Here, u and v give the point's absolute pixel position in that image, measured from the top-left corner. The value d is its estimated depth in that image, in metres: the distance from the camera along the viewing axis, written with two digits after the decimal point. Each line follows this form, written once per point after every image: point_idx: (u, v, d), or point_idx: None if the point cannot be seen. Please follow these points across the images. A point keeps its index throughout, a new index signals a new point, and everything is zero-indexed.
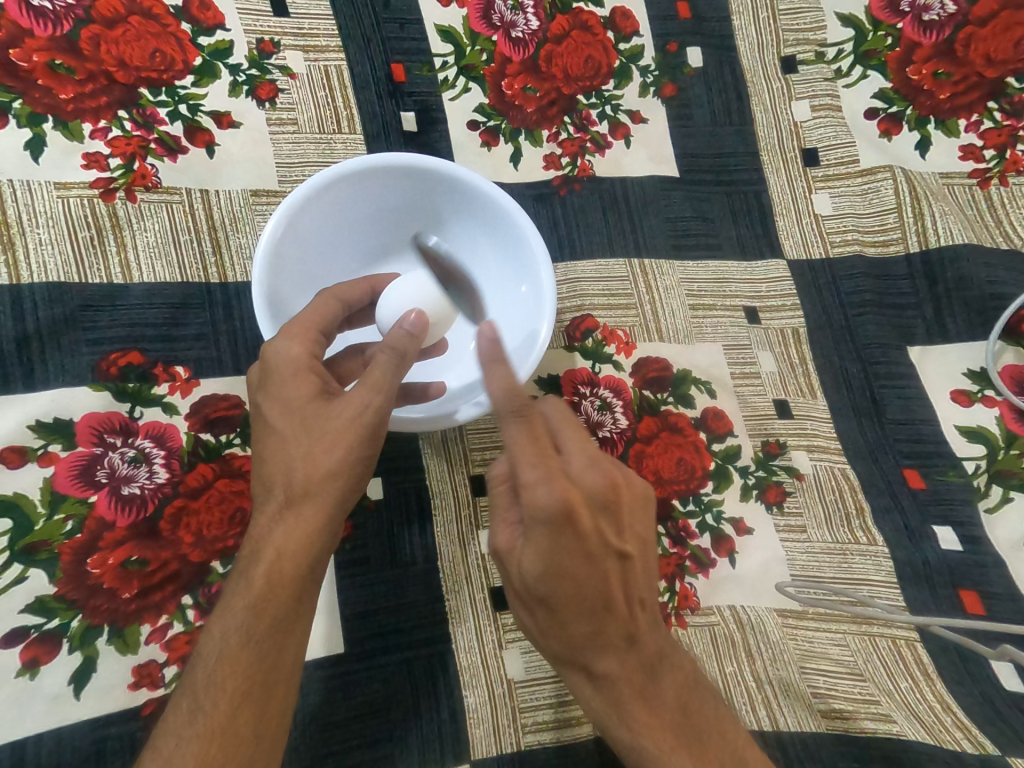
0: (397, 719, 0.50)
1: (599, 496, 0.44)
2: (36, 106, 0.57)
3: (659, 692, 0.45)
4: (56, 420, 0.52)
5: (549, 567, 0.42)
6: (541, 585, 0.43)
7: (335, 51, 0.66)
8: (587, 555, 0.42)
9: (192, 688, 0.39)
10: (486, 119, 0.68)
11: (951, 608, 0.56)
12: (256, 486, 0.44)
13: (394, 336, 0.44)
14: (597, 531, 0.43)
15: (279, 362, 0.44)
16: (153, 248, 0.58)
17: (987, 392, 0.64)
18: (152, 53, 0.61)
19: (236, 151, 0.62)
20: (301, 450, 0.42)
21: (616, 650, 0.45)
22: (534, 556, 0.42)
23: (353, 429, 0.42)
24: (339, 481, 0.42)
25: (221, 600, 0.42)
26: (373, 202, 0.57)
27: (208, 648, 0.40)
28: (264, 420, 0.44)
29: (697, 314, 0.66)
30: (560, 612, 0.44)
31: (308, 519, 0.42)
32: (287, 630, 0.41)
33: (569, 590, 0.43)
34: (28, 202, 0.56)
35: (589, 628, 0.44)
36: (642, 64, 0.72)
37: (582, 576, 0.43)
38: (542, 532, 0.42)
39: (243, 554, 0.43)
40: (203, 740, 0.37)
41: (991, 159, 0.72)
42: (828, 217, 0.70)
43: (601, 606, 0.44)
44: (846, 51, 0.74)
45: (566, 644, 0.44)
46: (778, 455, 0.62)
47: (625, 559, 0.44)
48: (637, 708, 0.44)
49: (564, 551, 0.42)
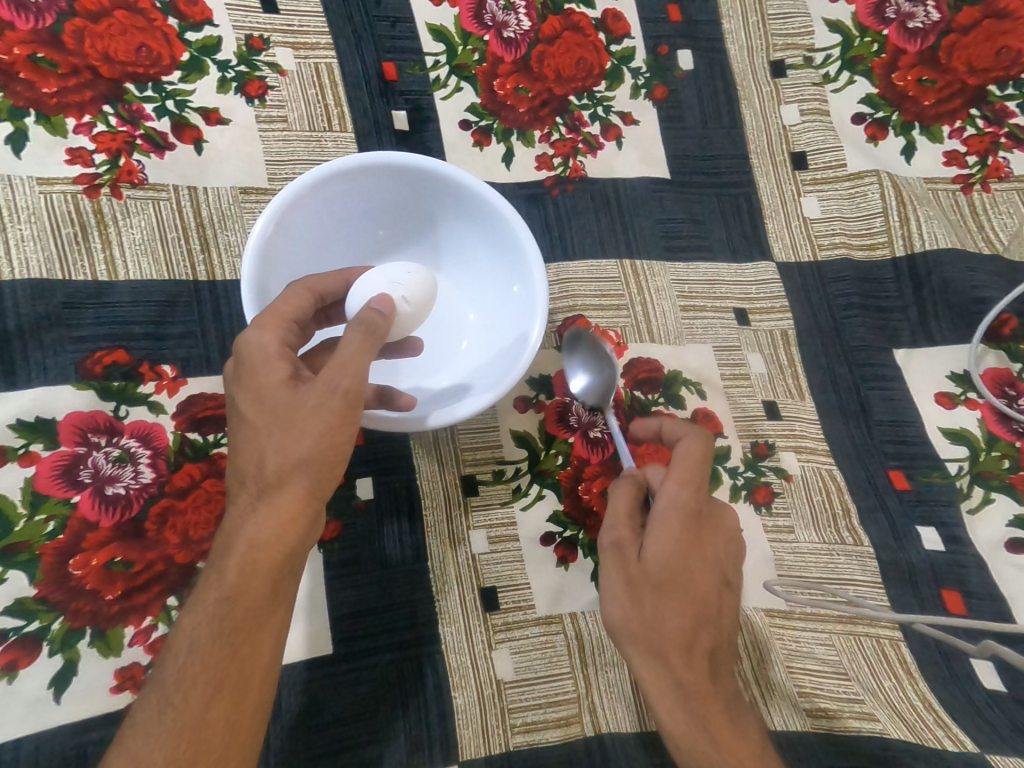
0: (384, 721, 0.50)
1: (726, 521, 0.47)
2: (18, 100, 0.56)
3: (738, 727, 0.43)
4: (38, 419, 0.51)
5: (674, 560, 0.44)
6: (663, 576, 0.44)
7: (325, 48, 0.66)
8: (706, 563, 0.45)
9: (163, 682, 0.39)
10: (477, 119, 0.67)
11: (934, 608, 0.57)
12: (230, 477, 0.43)
13: (363, 313, 0.44)
14: (716, 546, 0.46)
15: (251, 349, 0.43)
16: (139, 245, 0.57)
17: (970, 394, 0.65)
18: (139, 48, 0.60)
19: (224, 147, 0.61)
20: (271, 439, 0.41)
21: (702, 667, 0.44)
22: (662, 546, 0.44)
23: (322, 416, 0.41)
24: (309, 472, 0.41)
25: (197, 592, 0.41)
26: (364, 201, 0.56)
27: (182, 642, 0.40)
28: (237, 411, 0.43)
29: (686, 315, 0.66)
30: (669, 607, 0.44)
31: (279, 508, 0.41)
32: (262, 622, 0.40)
33: (683, 586, 0.44)
34: (11, 197, 0.55)
35: (690, 631, 0.44)
36: (633, 66, 0.73)
37: (699, 577, 0.45)
38: (672, 530, 0.44)
39: (216, 545, 0.42)
40: (174, 735, 0.37)
41: (974, 165, 0.73)
42: (816, 220, 0.71)
43: (705, 614, 0.44)
44: (834, 57, 0.75)
45: (659, 648, 0.43)
46: (767, 455, 0.62)
47: (731, 585, 0.47)
48: (718, 724, 0.42)
49: (689, 553, 0.44)
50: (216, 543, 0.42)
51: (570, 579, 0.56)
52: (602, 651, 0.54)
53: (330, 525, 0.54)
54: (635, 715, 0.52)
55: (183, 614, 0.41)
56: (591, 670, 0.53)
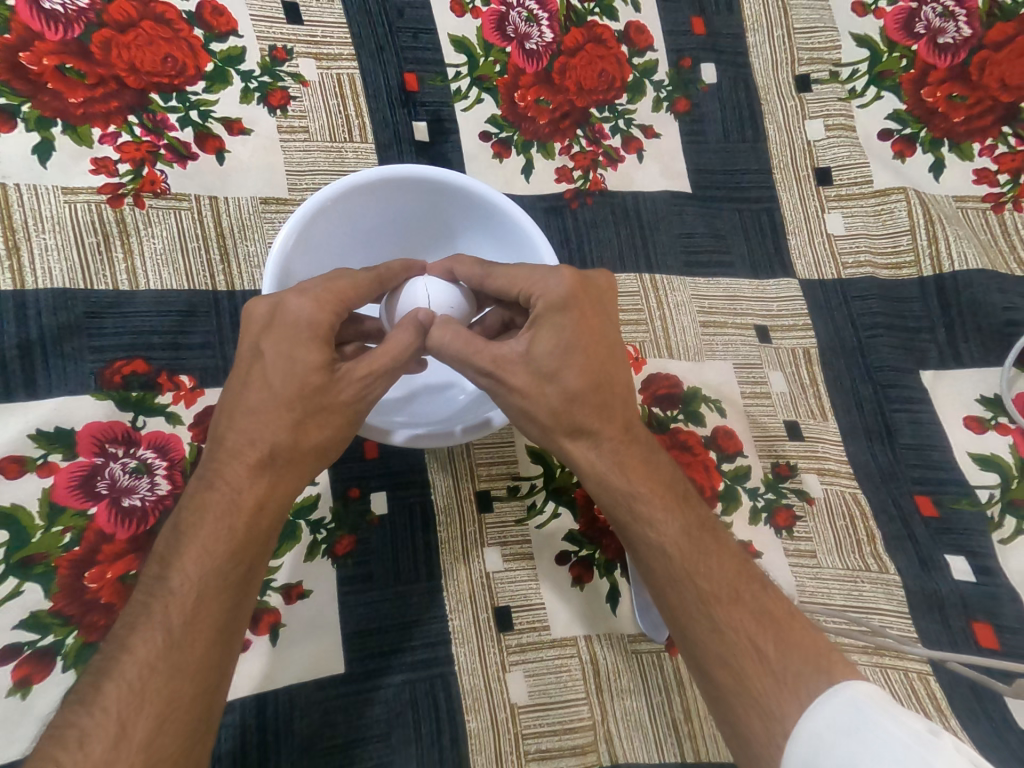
0: (396, 743, 0.49)
1: (598, 287, 0.46)
2: (45, 109, 0.57)
3: (656, 471, 0.46)
4: (57, 429, 0.51)
5: (559, 345, 0.44)
6: (550, 362, 0.44)
7: (348, 60, 0.66)
8: (599, 333, 0.45)
9: (165, 624, 0.37)
10: (498, 130, 0.67)
11: (964, 642, 0.56)
12: (235, 430, 0.42)
13: (408, 324, 0.47)
14: (598, 317, 0.46)
15: (290, 322, 0.42)
16: (160, 255, 0.57)
17: (1001, 419, 0.64)
18: (164, 58, 0.60)
19: (246, 158, 0.61)
20: (298, 413, 0.42)
21: (615, 429, 0.45)
22: (549, 339, 0.44)
23: (349, 413, 0.43)
24: (322, 457, 0.44)
25: (188, 535, 0.40)
26: (383, 211, 0.55)
27: (186, 585, 0.38)
28: (263, 366, 0.42)
29: (706, 331, 0.65)
30: (573, 392, 0.44)
31: (289, 481, 0.42)
32: (253, 581, 0.41)
33: (579, 363, 0.44)
34: (35, 206, 0.55)
35: (598, 409, 0.45)
36: (656, 79, 0.72)
37: (593, 350, 0.45)
38: (554, 318, 0.45)
39: (207, 494, 0.41)
40: (178, 673, 0.36)
41: (1005, 183, 0.72)
42: (840, 237, 0.70)
43: (599, 383, 0.45)
44: (861, 72, 0.74)
45: (567, 426, 0.45)
46: (788, 477, 0.61)
47: (625, 357, 0.48)
48: (644, 489, 0.44)
49: (573, 333, 0.44)
50: (204, 492, 0.41)
51: (585, 601, 0.55)
52: (618, 677, 0.53)
53: (343, 540, 0.54)
54: (651, 747, 0.52)
55: (171, 557, 0.39)
56: (606, 697, 0.53)
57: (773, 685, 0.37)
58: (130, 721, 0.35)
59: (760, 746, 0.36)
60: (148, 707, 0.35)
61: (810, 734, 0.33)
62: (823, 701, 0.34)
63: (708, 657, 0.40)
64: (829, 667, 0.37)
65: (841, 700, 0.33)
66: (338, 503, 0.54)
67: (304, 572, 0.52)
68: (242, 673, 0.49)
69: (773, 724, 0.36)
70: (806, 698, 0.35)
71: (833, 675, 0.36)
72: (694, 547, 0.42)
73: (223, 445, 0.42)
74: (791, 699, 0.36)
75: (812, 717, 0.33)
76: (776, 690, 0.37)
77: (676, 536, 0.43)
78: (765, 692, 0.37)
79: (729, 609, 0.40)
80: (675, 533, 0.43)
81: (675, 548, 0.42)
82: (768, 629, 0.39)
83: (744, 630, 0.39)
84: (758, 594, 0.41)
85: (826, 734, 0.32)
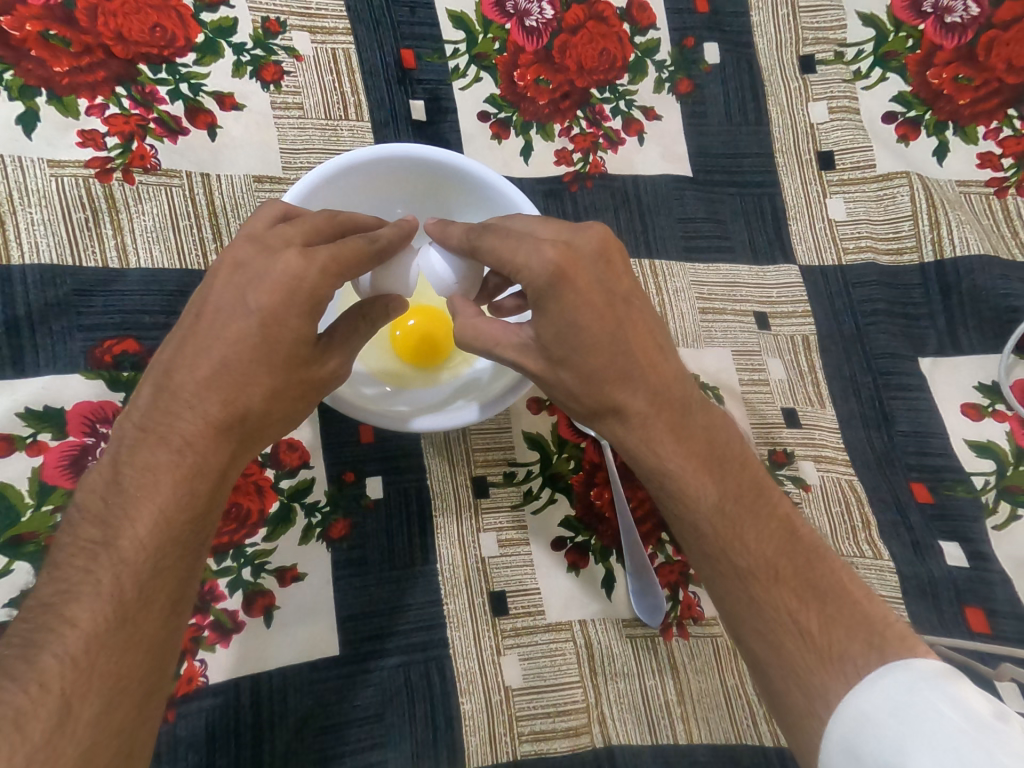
0: (391, 725, 0.49)
1: (594, 253, 0.44)
2: (29, 78, 0.55)
3: (695, 441, 0.45)
4: (45, 408, 0.50)
5: (562, 328, 0.43)
6: (559, 348, 0.44)
7: (343, 34, 0.64)
8: (600, 306, 0.43)
9: (117, 594, 0.36)
10: (497, 110, 0.66)
11: (956, 626, 0.56)
12: (195, 391, 0.40)
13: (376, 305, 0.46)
14: (600, 285, 0.44)
15: (287, 280, 0.40)
16: (151, 232, 0.56)
17: (997, 406, 0.64)
18: (152, 28, 0.59)
19: (239, 134, 0.60)
20: (263, 385, 0.41)
21: (649, 401, 0.45)
22: (549, 324, 0.44)
23: (307, 387, 0.43)
24: (275, 429, 0.44)
25: (139, 498, 0.38)
26: (376, 195, 0.54)
27: (139, 553, 0.37)
28: (241, 325, 0.40)
29: (705, 317, 0.64)
30: (589, 374, 0.44)
31: (242, 450, 0.42)
32: (206, 548, 0.40)
33: (587, 342, 0.43)
34: (21, 180, 0.54)
35: (630, 382, 0.44)
36: (658, 59, 0.71)
37: (602, 326, 0.44)
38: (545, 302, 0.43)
39: (157, 458, 0.39)
40: (134, 645, 0.36)
41: (1009, 168, 0.71)
42: (842, 223, 0.69)
43: (622, 355, 0.44)
44: (866, 52, 0.73)
45: (597, 399, 0.45)
46: (785, 464, 0.61)
47: (642, 320, 0.46)
48: (679, 460, 0.44)
49: (575, 309, 0.43)
50: (154, 453, 0.39)
51: (581, 586, 0.55)
52: (612, 660, 0.53)
53: (337, 523, 0.53)
54: (645, 729, 0.52)
55: (118, 521, 0.37)
56: (601, 679, 0.53)
57: (818, 661, 0.36)
58: (78, 697, 0.33)
59: (803, 720, 0.36)
60: (98, 680, 0.34)
61: (856, 713, 0.32)
62: (878, 677, 0.33)
63: (748, 629, 0.40)
64: (885, 640, 0.35)
65: (898, 683, 0.32)
66: (333, 487, 0.54)
67: (298, 556, 0.52)
68: (235, 656, 0.49)
69: (815, 696, 0.35)
70: (851, 673, 0.35)
71: (886, 652, 0.34)
72: (730, 521, 0.42)
73: (177, 403, 0.40)
74: (837, 673, 0.35)
75: (860, 695, 0.33)
76: (821, 666, 0.36)
77: (710, 507, 0.43)
78: (809, 666, 0.36)
79: (768, 584, 0.40)
80: (710, 506, 0.43)
81: (708, 524, 0.42)
82: (811, 604, 0.39)
83: (786, 606, 0.39)
84: (798, 567, 0.40)
85: (875, 714, 0.31)
